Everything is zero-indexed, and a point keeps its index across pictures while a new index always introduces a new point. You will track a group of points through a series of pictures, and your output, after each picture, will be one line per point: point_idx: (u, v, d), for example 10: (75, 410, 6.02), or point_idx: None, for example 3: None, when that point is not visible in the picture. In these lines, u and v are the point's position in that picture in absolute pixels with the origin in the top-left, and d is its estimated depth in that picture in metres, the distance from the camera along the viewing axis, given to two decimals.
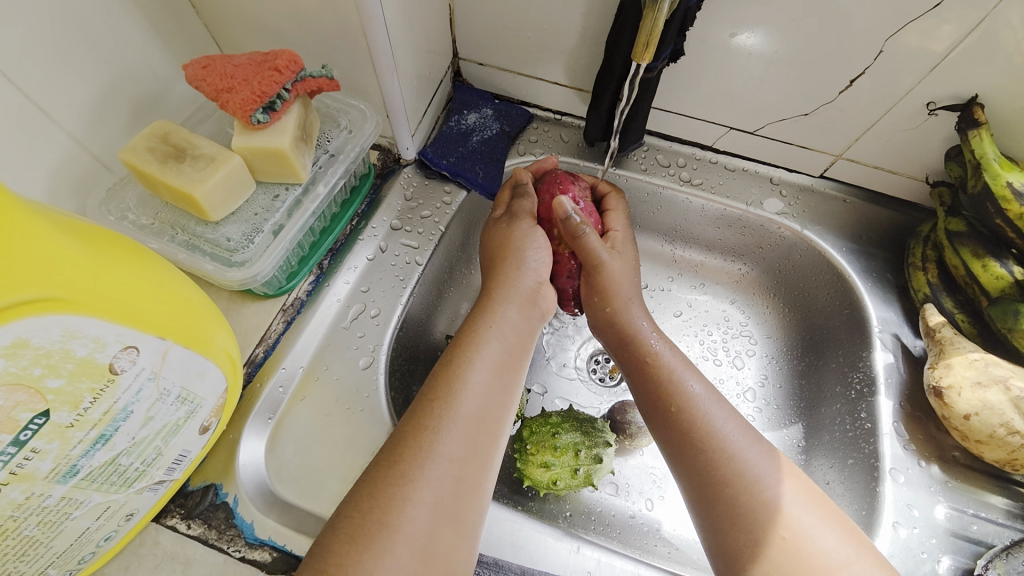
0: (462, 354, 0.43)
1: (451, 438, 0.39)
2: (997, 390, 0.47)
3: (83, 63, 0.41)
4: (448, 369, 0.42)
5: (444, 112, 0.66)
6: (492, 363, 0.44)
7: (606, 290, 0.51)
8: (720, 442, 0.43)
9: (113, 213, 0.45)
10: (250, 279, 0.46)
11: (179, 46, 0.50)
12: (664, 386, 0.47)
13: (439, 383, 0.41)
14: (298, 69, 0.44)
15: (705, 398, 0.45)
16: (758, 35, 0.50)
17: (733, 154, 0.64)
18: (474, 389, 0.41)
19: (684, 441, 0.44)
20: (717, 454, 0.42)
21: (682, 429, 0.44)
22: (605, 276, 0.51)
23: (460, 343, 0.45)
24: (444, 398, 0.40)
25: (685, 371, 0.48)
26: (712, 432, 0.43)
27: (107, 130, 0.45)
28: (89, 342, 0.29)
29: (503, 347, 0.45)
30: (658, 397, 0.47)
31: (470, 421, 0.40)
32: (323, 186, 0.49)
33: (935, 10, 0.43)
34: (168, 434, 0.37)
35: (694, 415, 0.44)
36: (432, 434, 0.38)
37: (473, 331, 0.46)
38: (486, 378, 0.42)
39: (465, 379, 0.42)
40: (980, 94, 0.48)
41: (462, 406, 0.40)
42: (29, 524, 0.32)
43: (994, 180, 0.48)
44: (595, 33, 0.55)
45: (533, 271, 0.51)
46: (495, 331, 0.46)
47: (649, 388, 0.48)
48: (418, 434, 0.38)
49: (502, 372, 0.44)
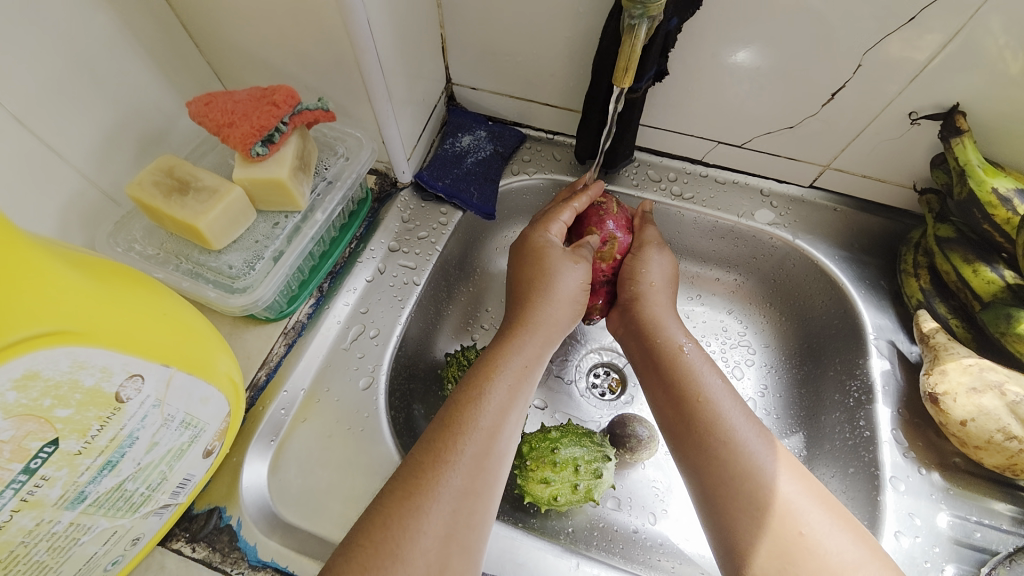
0: (482, 383, 0.44)
1: (462, 471, 0.39)
2: (993, 396, 0.47)
3: (93, 103, 0.44)
4: (468, 392, 0.44)
5: (439, 135, 0.68)
6: (507, 389, 0.44)
7: (647, 278, 0.55)
8: (734, 440, 0.43)
9: (121, 244, 0.47)
10: (252, 304, 0.47)
11: (183, 84, 0.52)
12: (681, 381, 0.47)
13: (460, 414, 0.42)
14: (295, 103, 0.46)
15: (722, 393, 0.46)
16: (738, 52, 0.51)
17: (723, 167, 0.65)
18: (487, 423, 0.42)
19: (699, 440, 0.44)
20: (732, 450, 0.43)
21: (695, 427, 0.45)
22: (647, 266, 0.56)
23: (482, 369, 0.46)
24: (460, 430, 0.41)
25: (706, 368, 0.48)
26: (728, 429, 0.44)
27: (114, 165, 0.47)
28: (96, 371, 0.31)
29: (517, 375, 0.46)
30: (675, 393, 0.47)
31: (481, 457, 0.40)
32: (321, 213, 0.51)
33: (912, 21, 0.44)
34: (172, 458, 0.38)
35: (712, 411, 0.45)
36: (449, 469, 0.39)
37: (493, 360, 0.46)
38: (502, 399, 0.44)
39: (483, 408, 0.43)
40: (961, 102, 0.49)
41: (474, 439, 0.41)
42: (39, 550, 0.33)
43: (979, 187, 0.49)
44: (582, 56, 0.57)
45: (567, 295, 0.52)
46: (517, 358, 0.47)
47: (665, 386, 0.48)
48: (433, 468, 0.39)
49: (520, 398, 0.45)
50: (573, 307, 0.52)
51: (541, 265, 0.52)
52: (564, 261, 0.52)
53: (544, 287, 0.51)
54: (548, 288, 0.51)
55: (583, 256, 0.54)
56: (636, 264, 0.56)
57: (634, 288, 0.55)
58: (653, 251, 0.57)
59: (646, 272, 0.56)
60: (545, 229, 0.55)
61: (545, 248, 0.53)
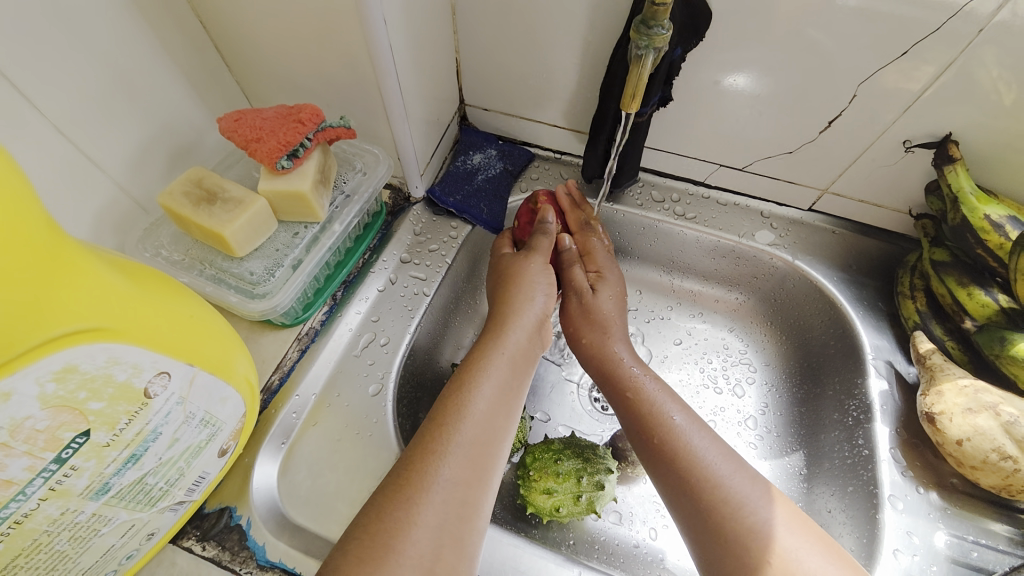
0: (465, 378, 0.46)
1: (452, 462, 0.40)
2: (987, 416, 0.48)
3: (131, 116, 0.47)
4: (456, 390, 0.45)
5: (452, 152, 0.70)
6: (495, 386, 0.46)
7: (580, 336, 0.57)
8: (700, 469, 0.44)
9: (148, 249, 0.49)
10: (270, 309, 0.49)
11: (213, 101, 0.55)
12: (646, 418, 0.48)
13: (446, 408, 0.43)
14: (320, 121, 0.49)
15: (687, 428, 0.47)
16: (741, 78, 0.54)
17: (725, 189, 0.67)
18: (477, 412, 0.43)
19: (671, 465, 0.45)
20: (701, 476, 0.44)
21: (666, 461, 0.46)
22: (580, 323, 0.57)
23: (467, 367, 0.47)
24: (448, 423, 0.42)
25: (667, 403, 0.49)
26: (693, 458, 0.45)
27: (145, 175, 0.50)
28: (128, 367, 0.32)
29: (505, 373, 0.47)
30: (642, 429, 0.48)
31: (472, 446, 0.42)
32: (339, 224, 0.53)
33: (908, 53, 0.47)
34: (190, 455, 0.40)
35: (676, 444, 0.46)
36: (437, 460, 0.40)
37: (476, 358, 0.48)
38: (489, 396, 0.45)
39: (469, 403, 0.44)
40: (954, 132, 0.51)
41: (464, 429, 0.42)
42: (61, 539, 0.34)
43: (972, 213, 0.51)
44: (590, 81, 0.60)
45: (539, 308, 0.53)
46: (501, 356, 0.48)
47: (632, 417, 0.49)
48: (423, 460, 0.40)
49: (509, 396, 0.46)
50: (540, 301, 0.54)
51: (509, 271, 0.56)
52: (521, 259, 0.56)
53: (518, 290, 0.54)
54: (520, 283, 0.54)
55: (539, 248, 0.57)
56: (569, 320, 0.58)
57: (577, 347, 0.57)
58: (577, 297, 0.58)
59: (579, 326, 0.57)
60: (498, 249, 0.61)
61: (502, 261, 0.58)
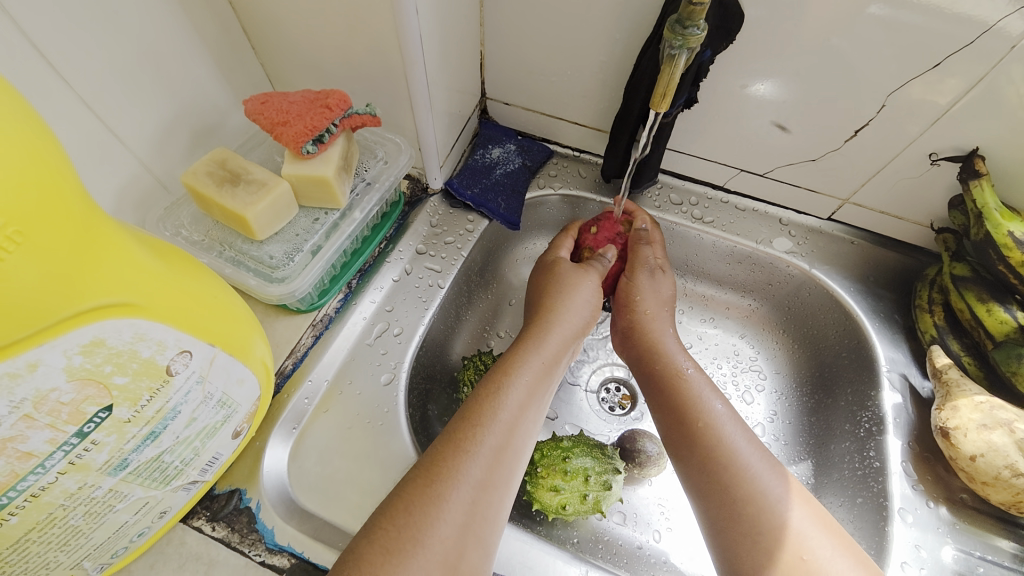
0: (500, 379, 0.46)
1: (481, 463, 0.40)
2: (1002, 433, 0.48)
3: (156, 94, 0.47)
4: (490, 389, 0.45)
5: (470, 146, 0.70)
6: (527, 388, 0.46)
7: (642, 306, 0.56)
8: (737, 463, 0.44)
9: (169, 228, 0.49)
10: (288, 294, 0.49)
11: (237, 82, 0.55)
12: (681, 409, 0.48)
13: (479, 406, 0.43)
14: (346, 108, 0.48)
15: (726, 418, 0.47)
16: (766, 85, 0.54)
17: (744, 195, 0.67)
18: (507, 416, 0.43)
19: (702, 462, 0.45)
20: (734, 474, 0.43)
21: (696, 466, 0.45)
22: (641, 293, 0.56)
23: (501, 368, 0.47)
24: (482, 423, 0.42)
25: (708, 392, 0.49)
26: (728, 453, 0.44)
27: (167, 154, 0.50)
28: (153, 344, 0.32)
29: (537, 373, 0.47)
30: (678, 419, 0.48)
31: (499, 449, 0.42)
32: (359, 212, 0.53)
33: (938, 66, 0.46)
34: (205, 435, 0.40)
35: (718, 433, 0.46)
36: (468, 459, 0.40)
37: (513, 357, 0.48)
38: (520, 398, 0.45)
39: (502, 402, 0.44)
40: (981, 147, 0.50)
41: (493, 431, 0.42)
42: (76, 514, 0.34)
43: (995, 229, 0.50)
44: (614, 80, 0.59)
45: (582, 310, 0.53)
46: (537, 356, 0.48)
47: (665, 409, 0.49)
48: (454, 457, 0.40)
49: (537, 397, 0.46)
50: (583, 309, 0.53)
51: (556, 274, 0.55)
52: (579, 271, 0.55)
53: (557, 294, 0.53)
54: (561, 287, 0.54)
55: (595, 266, 0.56)
56: (630, 291, 0.56)
57: (630, 317, 0.56)
58: (644, 275, 0.56)
59: (642, 298, 0.56)
60: (556, 250, 0.60)
61: (557, 263, 0.57)
